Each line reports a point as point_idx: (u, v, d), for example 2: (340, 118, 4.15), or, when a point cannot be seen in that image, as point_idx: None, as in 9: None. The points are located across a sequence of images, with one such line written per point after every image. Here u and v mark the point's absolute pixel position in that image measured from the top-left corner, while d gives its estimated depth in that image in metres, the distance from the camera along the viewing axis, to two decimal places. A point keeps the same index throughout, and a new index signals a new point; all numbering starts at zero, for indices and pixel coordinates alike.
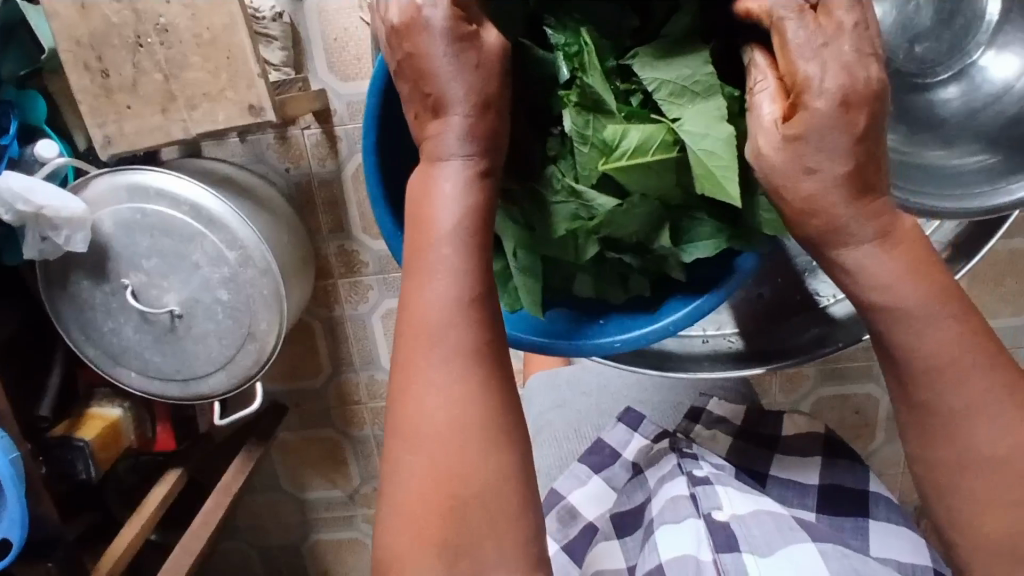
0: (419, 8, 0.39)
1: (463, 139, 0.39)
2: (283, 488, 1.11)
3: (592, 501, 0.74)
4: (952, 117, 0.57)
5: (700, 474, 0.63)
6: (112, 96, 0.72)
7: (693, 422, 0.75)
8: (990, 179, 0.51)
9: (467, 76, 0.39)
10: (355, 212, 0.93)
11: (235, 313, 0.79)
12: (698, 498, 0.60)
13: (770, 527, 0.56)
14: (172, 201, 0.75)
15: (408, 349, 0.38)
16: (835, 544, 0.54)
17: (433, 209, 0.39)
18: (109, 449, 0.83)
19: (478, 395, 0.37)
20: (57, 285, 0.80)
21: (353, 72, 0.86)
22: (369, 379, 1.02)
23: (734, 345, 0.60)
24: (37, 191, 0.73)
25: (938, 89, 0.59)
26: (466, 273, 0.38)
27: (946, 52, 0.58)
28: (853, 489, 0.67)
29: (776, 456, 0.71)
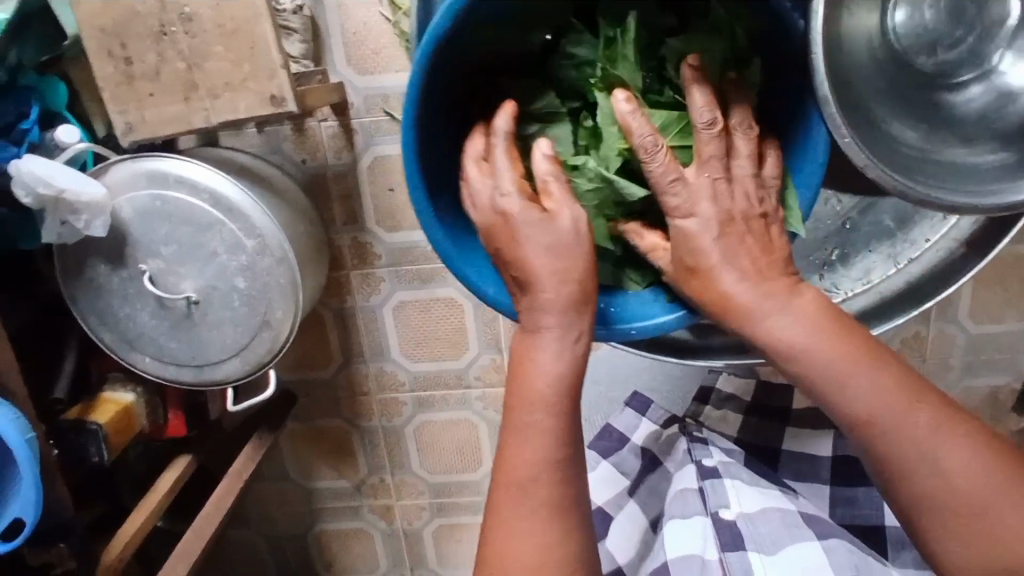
0: (504, 209, 0.52)
1: (553, 322, 0.51)
2: (291, 478, 1.12)
3: (603, 485, 0.83)
4: (972, 116, 0.58)
5: (710, 464, 0.76)
6: (133, 84, 0.73)
7: (703, 404, 0.88)
8: (1005, 177, 0.53)
9: (550, 259, 0.50)
10: (369, 204, 0.93)
11: (251, 301, 0.80)
12: (708, 494, 0.74)
13: (776, 524, 0.70)
14: (191, 189, 0.76)
15: (502, 490, 0.51)
16: (839, 540, 0.68)
17: (530, 378, 0.51)
18: (123, 434, 0.84)
19: (555, 531, 0.50)
20: (74, 270, 0.81)
21: (371, 66, 0.87)
22: (379, 371, 1.03)
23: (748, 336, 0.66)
24: (57, 174, 0.73)
25: (959, 90, 0.59)
26: (555, 438, 0.50)
27: (968, 52, 0.59)
28: (860, 461, 0.80)
29: (787, 430, 0.84)
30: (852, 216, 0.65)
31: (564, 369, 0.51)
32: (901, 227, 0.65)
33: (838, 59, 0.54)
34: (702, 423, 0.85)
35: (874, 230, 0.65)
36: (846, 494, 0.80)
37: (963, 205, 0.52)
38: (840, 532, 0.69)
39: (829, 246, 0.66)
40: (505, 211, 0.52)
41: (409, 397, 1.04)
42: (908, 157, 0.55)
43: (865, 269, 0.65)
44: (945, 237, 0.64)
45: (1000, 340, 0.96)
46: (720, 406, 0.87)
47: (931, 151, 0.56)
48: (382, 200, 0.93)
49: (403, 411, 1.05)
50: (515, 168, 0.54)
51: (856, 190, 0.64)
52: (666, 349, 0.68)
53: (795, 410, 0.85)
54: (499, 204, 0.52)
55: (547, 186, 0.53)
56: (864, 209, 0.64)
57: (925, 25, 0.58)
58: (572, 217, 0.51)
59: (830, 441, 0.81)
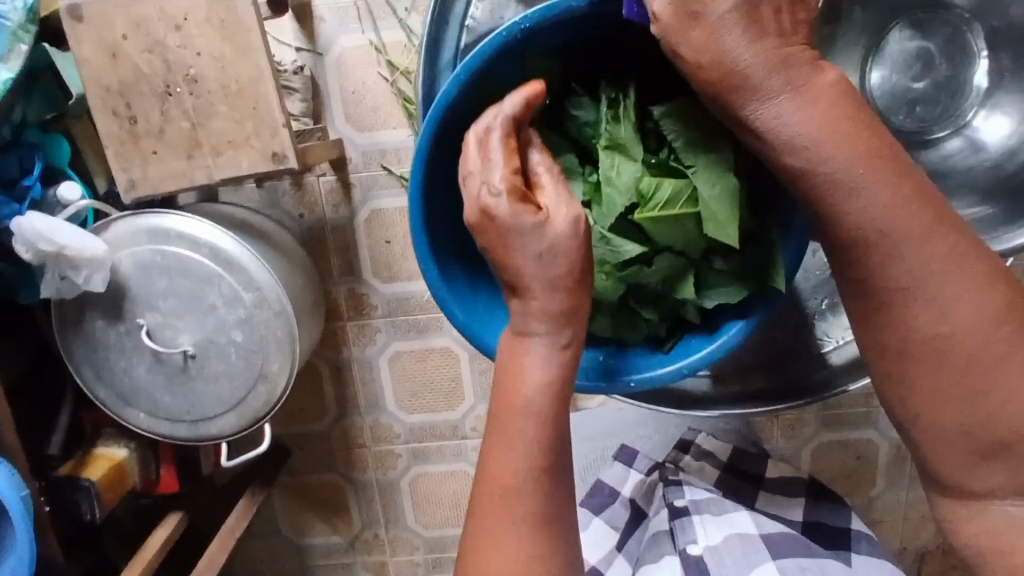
0: (487, 203, 0.47)
1: (541, 322, 0.49)
2: (283, 534, 1.10)
3: (592, 545, 0.82)
4: (953, 169, 0.66)
5: (681, 504, 0.75)
6: (138, 141, 0.75)
7: (682, 453, 0.86)
8: (992, 226, 0.62)
9: (541, 253, 0.47)
10: (366, 256, 0.95)
11: (248, 354, 0.80)
12: (677, 532, 0.73)
13: (739, 553, 0.69)
14: (191, 243, 0.77)
15: (485, 500, 0.50)
16: (793, 559, 0.67)
17: (518, 382, 0.50)
18: (115, 489, 0.84)
19: (538, 549, 0.50)
20: (72, 325, 0.81)
21: (369, 123, 0.89)
22: (374, 423, 1.02)
23: (742, 387, 0.68)
24: (60, 231, 0.74)
25: (939, 145, 0.67)
26: (538, 448, 0.50)
27: (944, 110, 0.67)
28: (836, 527, 0.78)
29: (760, 494, 0.82)
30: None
31: (551, 378, 0.49)
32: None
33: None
34: (682, 469, 0.83)
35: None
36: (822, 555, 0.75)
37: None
38: (801, 551, 0.68)
39: (819, 295, 0.66)
40: (492, 211, 0.47)
41: (404, 449, 1.03)
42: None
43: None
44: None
45: None
46: (699, 458, 0.85)
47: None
48: (378, 252, 0.94)
49: (397, 463, 1.04)
50: (513, 156, 0.49)
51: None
52: (666, 400, 0.69)
53: (769, 478, 0.84)
54: (489, 204, 0.47)
55: (539, 179, 0.50)
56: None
57: (904, 88, 0.66)
58: (567, 215, 0.47)
59: (801, 508, 0.80)
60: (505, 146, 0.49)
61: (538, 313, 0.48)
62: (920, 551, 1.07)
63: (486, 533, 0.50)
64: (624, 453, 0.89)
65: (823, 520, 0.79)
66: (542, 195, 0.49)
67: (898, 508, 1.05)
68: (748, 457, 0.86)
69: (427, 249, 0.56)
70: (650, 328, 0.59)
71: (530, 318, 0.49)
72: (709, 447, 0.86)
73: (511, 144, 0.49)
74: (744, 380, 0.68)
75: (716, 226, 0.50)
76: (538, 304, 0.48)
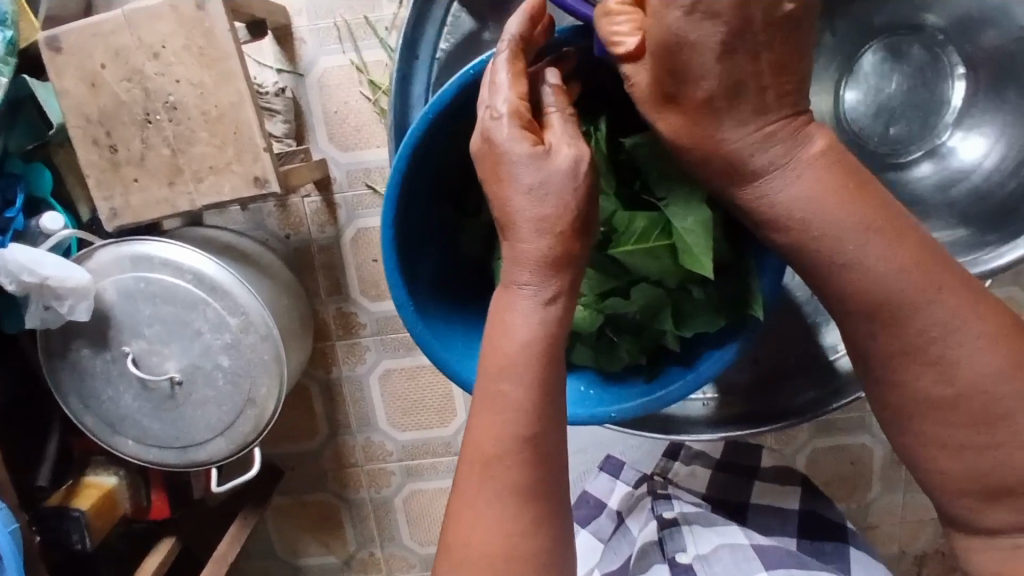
0: (488, 125, 0.46)
1: (530, 275, 0.46)
2: (277, 555, 1.09)
3: (583, 556, 0.81)
4: (928, 193, 0.66)
5: (669, 515, 0.74)
6: (119, 170, 0.75)
7: (671, 461, 0.85)
8: (968, 249, 0.62)
9: (538, 190, 0.45)
10: (353, 274, 0.94)
11: (235, 379, 0.80)
12: (665, 542, 0.72)
13: (731, 561, 0.68)
14: (175, 270, 0.77)
15: (468, 474, 0.48)
16: (786, 569, 0.66)
17: (503, 340, 0.47)
18: (105, 517, 0.83)
19: (523, 526, 0.47)
20: (58, 355, 0.80)
21: (353, 142, 0.89)
22: (366, 442, 1.02)
23: (732, 407, 0.69)
24: (42, 262, 0.74)
25: (913, 167, 0.67)
26: (524, 413, 0.46)
27: (918, 132, 0.67)
28: (831, 521, 0.77)
29: (755, 487, 0.80)
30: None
31: (541, 334, 0.47)
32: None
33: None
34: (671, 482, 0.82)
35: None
36: (816, 547, 0.75)
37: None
38: (792, 561, 0.67)
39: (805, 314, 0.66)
40: (493, 135, 0.46)
41: (397, 466, 1.03)
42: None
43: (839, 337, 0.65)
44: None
45: None
46: (689, 462, 0.85)
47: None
48: (366, 270, 0.94)
49: (391, 480, 1.04)
50: (521, 84, 0.47)
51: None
52: (654, 425, 0.70)
53: (763, 468, 0.82)
54: (490, 127, 0.46)
55: (547, 118, 0.48)
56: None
57: (878, 109, 0.66)
58: (568, 152, 0.45)
59: (798, 498, 0.79)
60: (513, 75, 0.47)
61: (527, 266, 0.46)
62: (917, 555, 1.07)
63: (468, 505, 0.48)
64: (609, 463, 0.88)
65: (820, 511, 0.78)
66: (549, 132, 0.47)
67: (894, 511, 1.05)
68: (743, 449, 0.83)
69: (398, 268, 0.55)
70: (632, 357, 0.58)
71: (519, 269, 0.46)
72: (699, 447, 0.85)
73: (519, 70, 0.48)
74: (734, 399, 0.69)
75: (690, 258, 0.50)
76: (529, 252, 0.46)
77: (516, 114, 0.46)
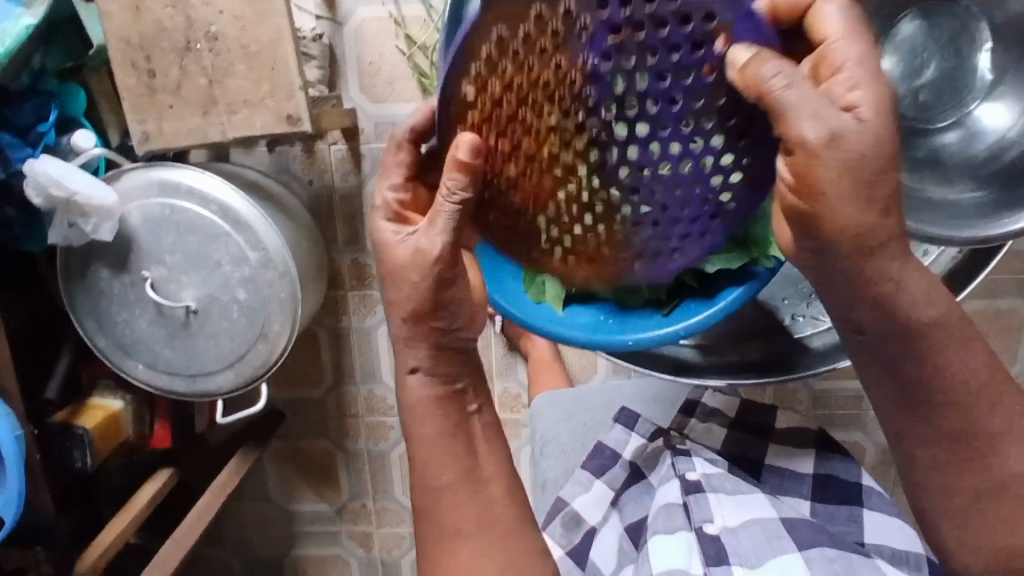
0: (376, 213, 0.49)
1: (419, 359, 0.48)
2: (272, 498, 1.11)
3: (594, 504, 0.77)
4: (950, 160, 0.56)
5: (692, 476, 0.67)
6: (154, 96, 0.76)
7: (688, 416, 0.81)
8: (980, 213, 0.51)
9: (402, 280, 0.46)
10: (372, 226, 0.96)
11: (250, 313, 0.81)
12: (691, 509, 0.63)
13: (759, 537, 0.59)
14: (201, 199, 0.78)
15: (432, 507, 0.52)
16: (819, 548, 0.57)
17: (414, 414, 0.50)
18: (108, 440, 0.84)
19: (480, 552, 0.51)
20: (77, 273, 0.82)
21: (383, 95, 0.90)
22: (369, 394, 1.03)
23: (744, 356, 0.64)
24: (72, 177, 0.75)
25: (937, 135, 0.57)
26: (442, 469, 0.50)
27: (952, 96, 0.57)
28: (845, 480, 0.71)
29: (770, 446, 0.76)
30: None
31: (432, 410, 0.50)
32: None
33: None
34: (686, 437, 0.77)
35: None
36: (830, 510, 0.70)
37: (947, 235, 0.49)
38: (827, 539, 0.58)
39: None
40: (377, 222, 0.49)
41: (397, 421, 1.04)
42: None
43: None
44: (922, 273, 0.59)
45: None
46: (705, 420, 0.80)
47: (917, 187, 0.54)
48: None
49: (390, 435, 1.05)
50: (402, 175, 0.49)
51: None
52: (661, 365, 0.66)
53: (778, 428, 0.77)
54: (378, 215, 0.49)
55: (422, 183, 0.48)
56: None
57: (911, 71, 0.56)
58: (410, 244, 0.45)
59: (811, 459, 0.74)
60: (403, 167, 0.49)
61: (400, 344, 0.48)
62: None
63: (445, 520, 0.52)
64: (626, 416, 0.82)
65: (835, 474, 0.72)
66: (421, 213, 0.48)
67: None
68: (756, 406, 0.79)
69: None
70: None
71: (406, 353, 0.48)
72: (715, 404, 0.80)
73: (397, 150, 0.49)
74: (747, 349, 0.64)
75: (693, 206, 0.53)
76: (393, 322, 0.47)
77: (391, 205, 0.49)
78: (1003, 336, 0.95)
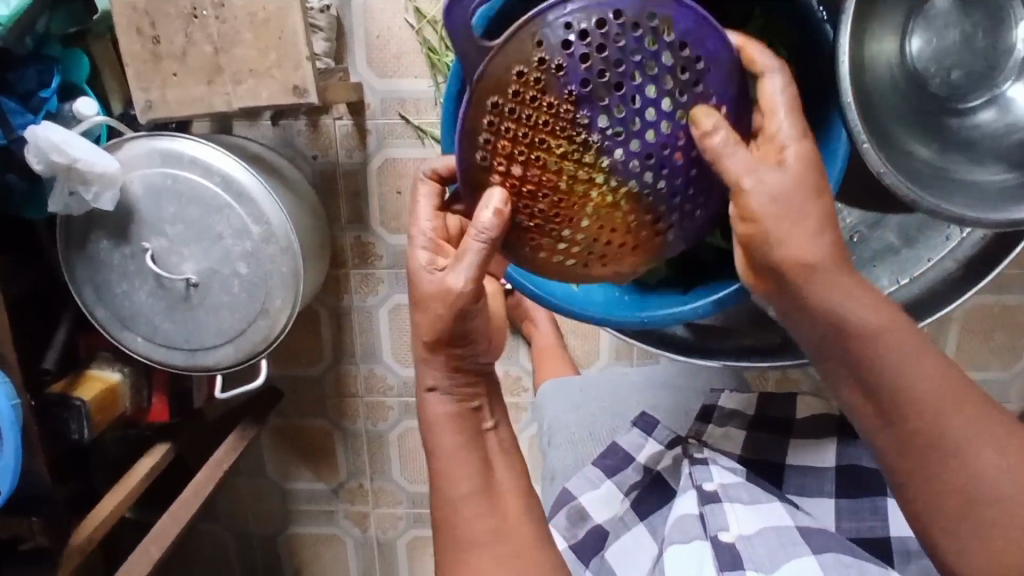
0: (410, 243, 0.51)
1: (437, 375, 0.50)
2: (269, 476, 1.11)
3: (602, 503, 0.75)
4: (982, 141, 0.53)
5: (710, 487, 0.64)
6: (159, 63, 0.74)
7: (704, 421, 0.76)
8: (1012, 197, 0.49)
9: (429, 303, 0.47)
10: (375, 204, 0.94)
11: (252, 288, 0.80)
12: (707, 518, 0.62)
13: (774, 544, 0.59)
14: (203, 170, 0.77)
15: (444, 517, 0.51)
16: (834, 553, 0.57)
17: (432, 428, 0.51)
18: (105, 412, 0.83)
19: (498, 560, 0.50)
20: (77, 243, 0.80)
21: (391, 70, 0.88)
22: (368, 373, 1.03)
23: (754, 342, 0.63)
24: (73, 144, 0.73)
25: (968, 115, 0.54)
26: (466, 476, 0.50)
27: (984, 74, 0.54)
28: (867, 473, 0.68)
29: (790, 443, 0.73)
30: (861, 229, 0.61)
31: (450, 422, 0.51)
32: (906, 244, 0.60)
33: (861, 77, 0.51)
34: (705, 443, 0.73)
35: (878, 249, 0.60)
36: (856, 505, 0.67)
37: (973, 218, 0.47)
38: (841, 545, 0.57)
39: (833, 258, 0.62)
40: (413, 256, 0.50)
41: (396, 402, 1.04)
42: (919, 171, 0.51)
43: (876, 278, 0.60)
44: (947, 257, 0.58)
45: (983, 389, 0.97)
46: (722, 423, 0.76)
47: (943, 169, 0.52)
48: (389, 201, 0.94)
49: (389, 415, 1.04)
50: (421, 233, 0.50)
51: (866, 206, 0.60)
52: (670, 347, 0.64)
53: (799, 420, 0.74)
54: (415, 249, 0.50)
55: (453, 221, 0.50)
56: (871, 224, 0.61)
57: (941, 50, 0.54)
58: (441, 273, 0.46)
59: (833, 452, 0.70)
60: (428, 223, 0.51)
61: (420, 363, 0.50)
62: None
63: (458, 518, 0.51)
64: (645, 421, 0.79)
65: (859, 465, 0.68)
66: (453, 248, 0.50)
67: None
68: (774, 401, 0.75)
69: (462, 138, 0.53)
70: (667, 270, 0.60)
71: (425, 371, 0.50)
72: (732, 406, 0.76)
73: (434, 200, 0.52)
74: (755, 336, 0.63)
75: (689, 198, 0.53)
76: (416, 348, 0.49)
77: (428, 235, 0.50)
78: (1008, 332, 0.94)
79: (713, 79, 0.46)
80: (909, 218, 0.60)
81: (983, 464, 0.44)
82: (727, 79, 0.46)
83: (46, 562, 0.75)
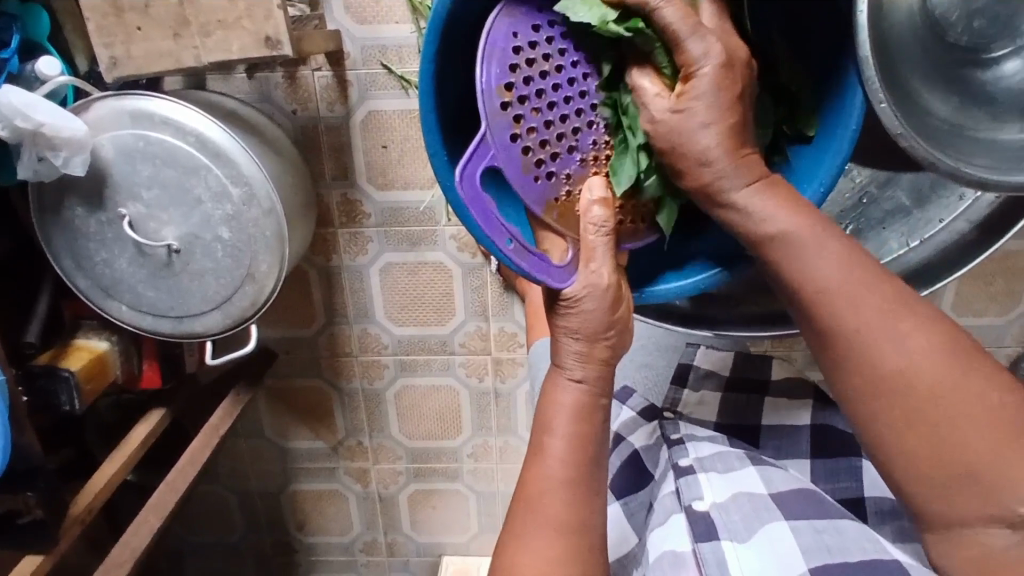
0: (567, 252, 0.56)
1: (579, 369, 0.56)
2: (266, 435, 1.11)
3: None
4: (1006, 96, 0.52)
5: (685, 463, 0.67)
6: (122, 16, 0.69)
7: (681, 387, 0.80)
8: None
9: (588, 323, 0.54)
10: (361, 160, 0.90)
11: (235, 253, 0.77)
12: (682, 492, 0.64)
13: (748, 510, 0.60)
14: (177, 131, 0.73)
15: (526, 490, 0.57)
16: (807, 520, 0.57)
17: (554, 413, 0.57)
18: (95, 382, 0.81)
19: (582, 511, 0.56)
20: (50, 211, 0.77)
21: (371, 16, 0.83)
22: (362, 332, 1.02)
23: (755, 311, 0.65)
24: (38, 107, 0.70)
25: (994, 68, 0.53)
26: (570, 460, 0.56)
27: (1010, 23, 0.52)
28: (843, 433, 0.73)
29: (766, 403, 0.77)
30: (871, 189, 0.64)
31: (577, 408, 0.56)
32: (917, 205, 0.62)
33: (882, 28, 0.49)
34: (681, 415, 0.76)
35: (888, 209, 0.63)
36: (831, 467, 0.71)
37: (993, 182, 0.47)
38: (815, 511, 0.58)
39: (846, 219, 0.64)
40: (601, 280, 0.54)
41: (391, 360, 1.03)
42: (938, 130, 0.50)
43: (883, 242, 0.62)
44: (959, 218, 0.60)
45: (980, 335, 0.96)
46: (698, 387, 0.80)
47: (961, 127, 0.51)
48: (375, 156, 0.90)
49: (385, 373, 1.05)
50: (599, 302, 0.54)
51: (878, 163, 0.63)
52: (673, 318, 0.67)
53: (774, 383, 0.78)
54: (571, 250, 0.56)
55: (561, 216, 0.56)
56: (884, 182, 0.63)
57: None
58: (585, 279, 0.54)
59: (808, 412, 0.75)
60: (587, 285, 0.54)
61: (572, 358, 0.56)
62: None
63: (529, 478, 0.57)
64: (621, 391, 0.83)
65: (831, 426, 0.73)
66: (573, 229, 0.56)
67: None
68: (751, 363, 0.80)
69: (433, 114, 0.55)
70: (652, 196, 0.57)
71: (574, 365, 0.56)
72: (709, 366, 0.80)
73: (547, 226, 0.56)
74: (750, 312, 0.66)
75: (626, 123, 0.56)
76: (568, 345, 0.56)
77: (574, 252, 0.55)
78: (1009, 278, 0.93)
79: (494, 39, 0.53)
80: (921, 176, 0.61)
81: (906, 346, 0.48)
82: (497, 34, 0.53)
83: (43, 535, 0.74)
